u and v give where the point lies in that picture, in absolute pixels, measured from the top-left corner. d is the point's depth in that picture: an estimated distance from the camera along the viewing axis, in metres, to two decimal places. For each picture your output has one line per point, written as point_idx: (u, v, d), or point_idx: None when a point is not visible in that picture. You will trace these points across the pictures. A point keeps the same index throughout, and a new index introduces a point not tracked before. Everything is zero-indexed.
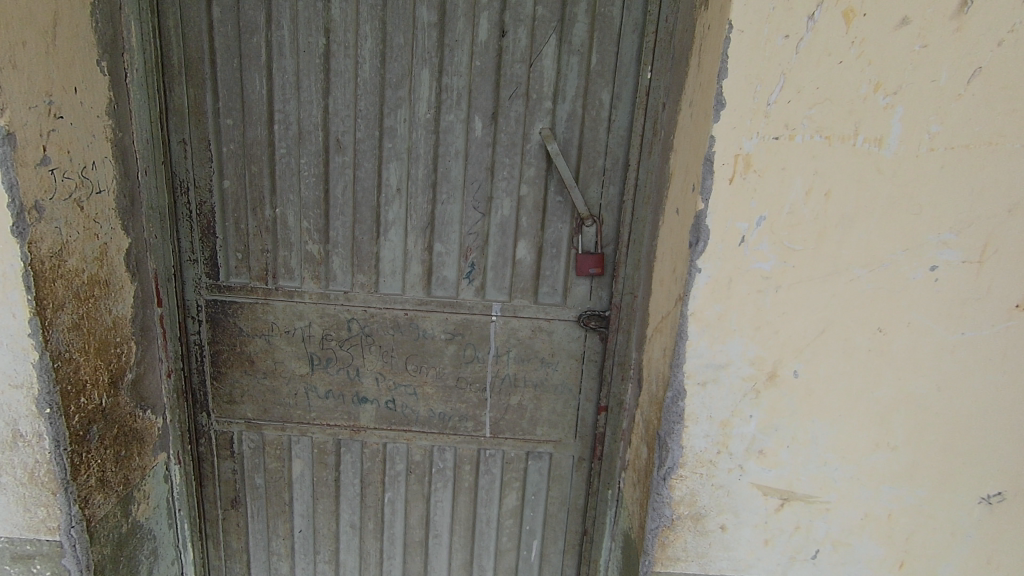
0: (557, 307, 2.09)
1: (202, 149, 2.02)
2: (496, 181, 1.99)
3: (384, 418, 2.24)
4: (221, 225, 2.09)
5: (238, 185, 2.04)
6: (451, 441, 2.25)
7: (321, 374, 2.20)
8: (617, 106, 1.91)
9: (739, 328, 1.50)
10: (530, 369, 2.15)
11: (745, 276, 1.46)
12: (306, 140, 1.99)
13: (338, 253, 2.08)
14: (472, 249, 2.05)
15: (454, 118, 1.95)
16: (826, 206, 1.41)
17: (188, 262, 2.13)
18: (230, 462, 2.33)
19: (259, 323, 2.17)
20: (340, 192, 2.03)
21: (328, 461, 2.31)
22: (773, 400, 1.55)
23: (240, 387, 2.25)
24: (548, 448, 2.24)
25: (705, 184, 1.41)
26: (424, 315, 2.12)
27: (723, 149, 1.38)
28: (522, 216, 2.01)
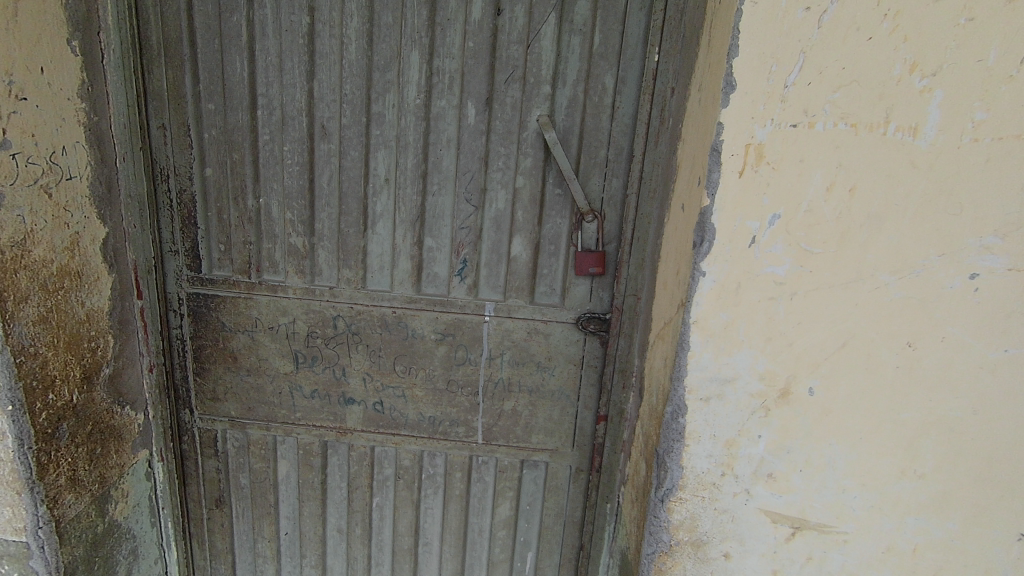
0: (555, 309, 1.94)
1: (181, 134, 1.91)
2: (490, 172, 1.85)
3: (371, 420, 2.13)
4: (203, 216, 1.98)
5: (220, 173, 1.93)
6: (442, 447, 2.14)
7: (306, 373, 2.09)
8: (622, 91, 1.75)
9: (748, 338, 1.34)
10: (525, 374, 2.01)
11: (756, 282, 1.30)
12: (289, 125, 1.87)
13: (323, 246, 1.97)
14: (464, 244, 1.91)
15: (446, 104, 1.81)
16: (850, 203, 1.24)
17: (170, 253, 2.03)
18: (214, 461, 2.25)
19: (242, 318, 2.06)
20: (325, 182, 1.91)
21: (314, 463, 2.21)
22: (784, 419, 1.39)
23: (223, 384, 2.15)
24: (545, 457, 2.11)
25: (711, 178, 1.26)
26: (413, 314, 1.99)
27: (732, 138, 1.23)
28: (518, 210, 1.87)
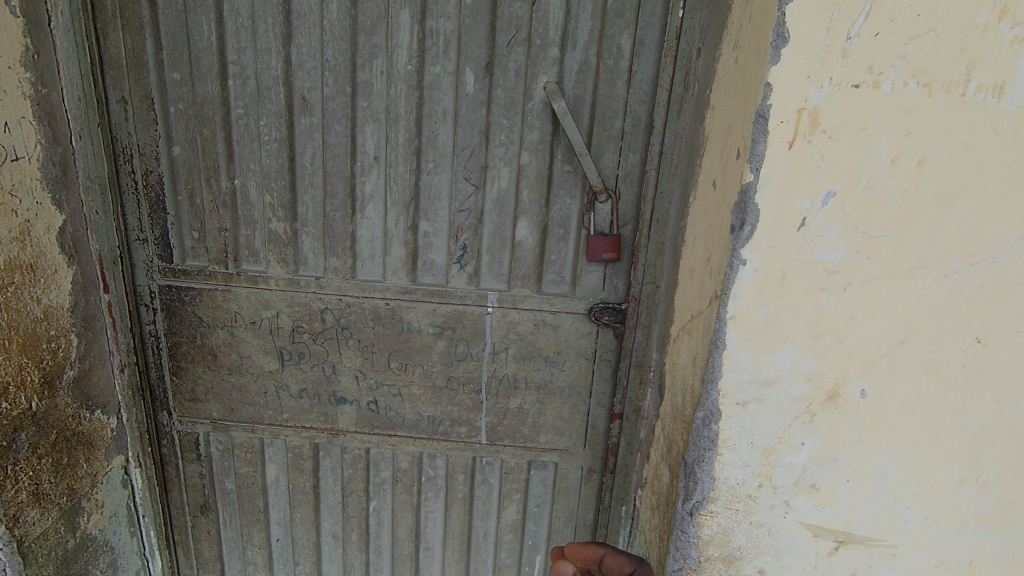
0: (564, 298, 1.77)
1: (144, 108, 1.70)
2: (491, 147, 1.66)
3: (365, 421, 1.96)
4: (172, 200, 1.77)
5: (189, 152, 1.73)
6: (443, 448, 1.98)
7: (293, 371, 1.92)
8: (640, 53, 1.55)
9: (794, 335, 1.17)
10: (532, 369, 1.85)
11: (804, 271, 1.12)
12: (265, 97, 1.67)
13: (308, 232, 1.77)
14: (464, 228, 1.73)
15: (441, 71, 1.61)
16: (918, 178, 1.06)
17: (137, 242, 1.82)
18: (196, 465, 2.08)
19: (221, 312, 1.87)
20: (307, 161, 1.71)
21: (305, 467, 2.05)
22: (831, 424, 1.23)
23: (203, 384, 1.97)
24: (554, 458, 1.96)
25: (756, 149, 1.07)
26: (408, 306, 1.81)
27: (782, 102, 1.04)
28: (523, 190, 1.68)
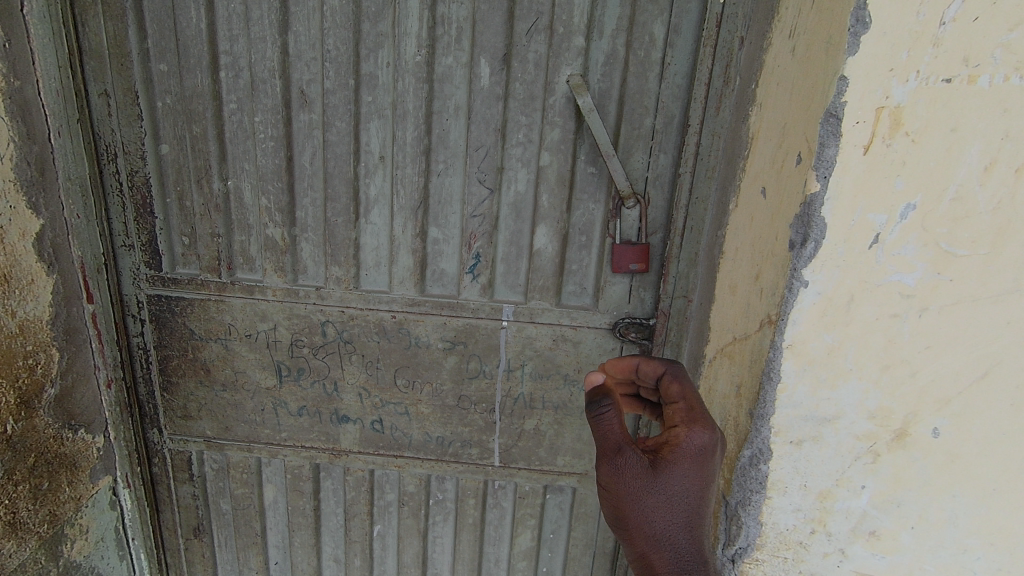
0: (586, 312, 1.62)
1: (128, 102, 1.55)
2: (508, 147, 1.51)
3: (370, 441, 1.83)
4: (160, 203, 1.63)
5: (178, 151, 1.58)
6: (452, 471, 1.85)
7: (292, 388, 1.78)
8: (674, 42, 1.38)
9: (859, 367, 1.02)
10: (550, 389, 1.71)
11: (875, 295, 0.97)
12: (260, 92, 1.52)
13: (307, 239, 1.63)
14: (477, 236, 1.58)
15: (453, 62, 1.46)
16: (1014, 188, 0.90)
17: (122, 249, 1.68)
18: (189, 485, 1.96)
19: (214, 324, 1.73)
20: (306, 161, 1.57)
21: (304, 489, 1.92)
22: (897, 466, 1.08)
23: (195, 401, 1.83)
24: (571, 482, 1.82)
25: (825, 155, 0.92)
26: (416, 319, 1.67)
27: (859, 99, 0.88)
28: (542, 194, 1.53)
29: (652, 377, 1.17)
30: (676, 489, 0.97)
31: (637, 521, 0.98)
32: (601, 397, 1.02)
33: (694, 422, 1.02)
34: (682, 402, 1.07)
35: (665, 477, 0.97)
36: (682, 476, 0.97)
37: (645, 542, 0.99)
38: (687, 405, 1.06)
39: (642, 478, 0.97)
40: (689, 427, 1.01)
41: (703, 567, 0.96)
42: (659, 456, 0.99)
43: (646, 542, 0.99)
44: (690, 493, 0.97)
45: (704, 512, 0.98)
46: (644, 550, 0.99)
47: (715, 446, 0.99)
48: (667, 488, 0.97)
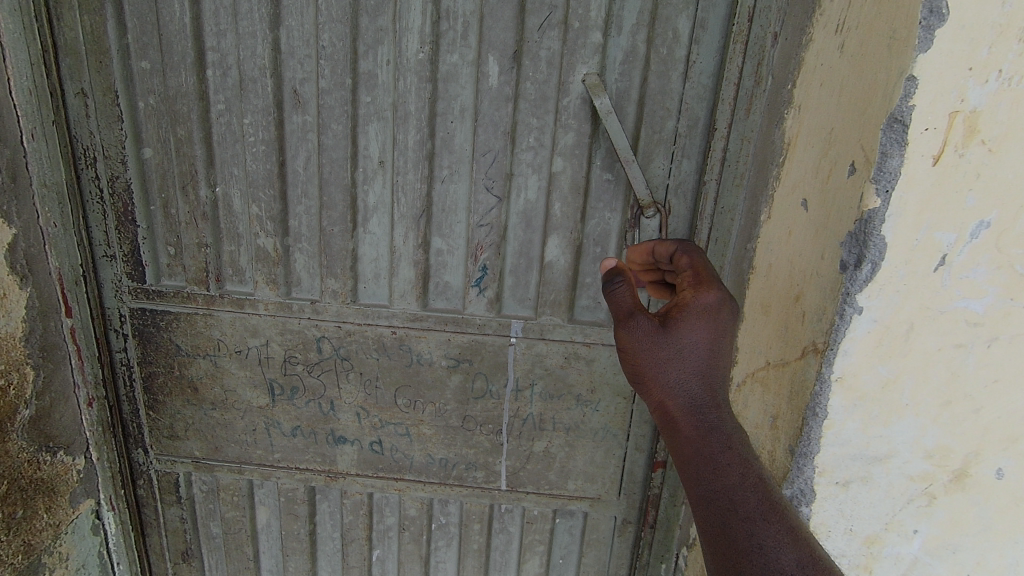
0: (600, 328, 1.51)
1: (107, 103, 1.43)
2: (517, 152, 1.40)
3: (368, 463, 1.72)
4: (144, 211, 1.52)
5: (162, 155, 1.47)
6: (456, 494, 1.74)
7: (285, 407, 1.67)
8: (701, 38, 1.27)
9: (916, 402, 0.91)
10: (561, 409, 1.60)
11: (938, 322, 0.86)
12: (250, 91, 1.40)
13: (301, 249, 1.52)
14: (483, 247, 1.47)
15: (459, 60, 1.35)
16: None
17: (104, 259, 1.56)
18: (177, 508, 1.84)
19: (201, 339, 1.62)
20: (300, 166, 1.45)
21: (299, 512, 1.81)
22: (954, 509, 0.98)
23: (182, 420, 1.72)
24: (583, 507, 1.71)
25: (888, 165, 0.80)
26: (418, 335, 1.56)
27: (930, 102, 0.77)
28: (555, 202, 1.42)
29: (667, 258, 1.17)
30: (688, 340, 0.95)
31: (650, 373, 0.97)
32: (612, 276, 1.07)
33: (701, 285, 1.02)
34: (691, 271, 1.08)
35: (676, 332, 0.96)
36: (692, 328, 0.96)
37: (661, 393, 0.96)
38: (695, 272, 1.06)
39: (653, 332, 0.97)
40: (697, 289, 1.01)
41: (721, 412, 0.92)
42: (669, 315, 0.99)
43: (660, 394, 0.97)
44: (704, 344, 0.95)
45: (720, 364, 0.95)
46: (660, 401, 0.96)
47: (724, 300, 0.98)
48: (677, 341, 0.95)
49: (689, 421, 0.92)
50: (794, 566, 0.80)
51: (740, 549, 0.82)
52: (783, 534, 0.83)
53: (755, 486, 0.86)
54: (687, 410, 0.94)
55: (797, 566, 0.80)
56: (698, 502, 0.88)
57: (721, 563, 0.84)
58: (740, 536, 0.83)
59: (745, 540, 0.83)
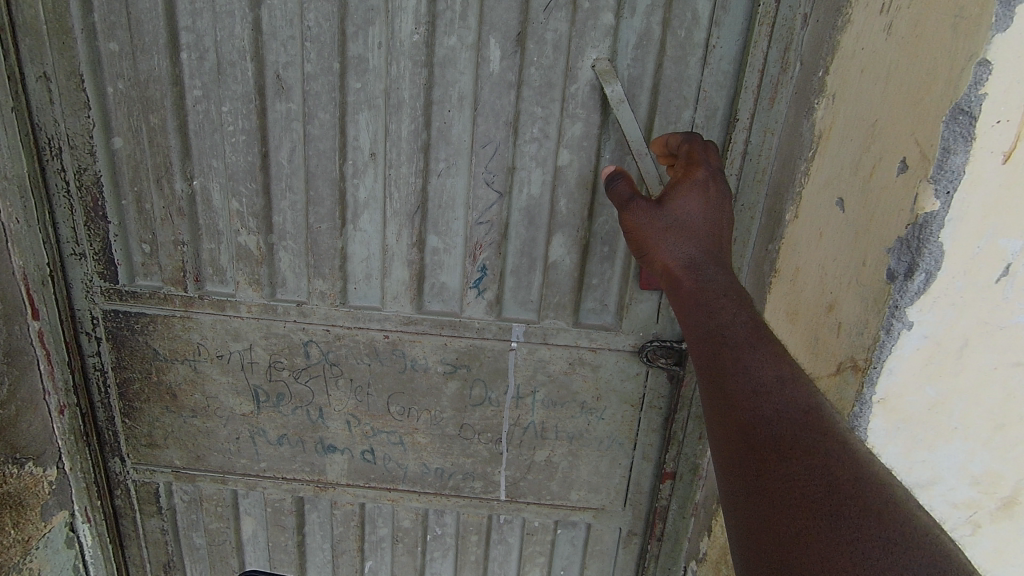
0: (607, 333, 1.42)
1: (72, 87, 1.30)
2: (520, 144, 1.29)
3: (359, 472, 1.63)
4: (115, 206, 1.40)
5: (133, 145, 1.35)
6: (453, 505, 1.65)
7: (271, 415, 1.57)
8: (721, 21, 1.17)
9: (964, 425, 0.85)
10: (564, 417, 1.51)
11: (993, 340, 0.80)
12: (228, 76, 1.29)
13: (286, 247, 1.41)
14: (483, 246, 1.37)
15: (457, 43, 1.23)
16: None
17: (72, 258, 1.44)
18: (157, 519, 1.74)
19: (180, 343, 1.51)
20: (284, 158, 1.34)
21: (286, 523, 1.71)
22: (992, 535, 0.93)
23: (161, 428, 1.62)
24: (586, 518, 1.63)
25: (952, 161, 0.72)
26: (412, 340, 1.46)
27: (1004, 91, 0.69)
28: (560, 198, 1.32)
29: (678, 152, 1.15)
30: (684, 210, 0.97)
31: (649, 244, 0.98)
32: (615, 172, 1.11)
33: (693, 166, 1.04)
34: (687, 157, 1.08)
35: (669, 204, 0.98)
36: (683, 199, 0.98)
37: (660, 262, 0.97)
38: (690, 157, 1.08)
39: (651, 208, 1.00)
40: (688, 168, 1.03)
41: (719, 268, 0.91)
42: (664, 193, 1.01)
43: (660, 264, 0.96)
44: (697, 210, 0.97)
45: (716, 230, 0.96)
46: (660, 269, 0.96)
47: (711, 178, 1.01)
48: (670, 212, 0.98)
49: (686, 275, 0.92)
50: (778, 384, 0.74)
51: (725, 376, 0.77)
52: (769, 354, 0.77)
53: (743, 318, 0.82)
54: (685, 272, 0.93)
55: (781, 383, 0.74)
56: (692, 343, 0.85)
57: (711, 402, 0.78)
58: (724, 361, 0.78)
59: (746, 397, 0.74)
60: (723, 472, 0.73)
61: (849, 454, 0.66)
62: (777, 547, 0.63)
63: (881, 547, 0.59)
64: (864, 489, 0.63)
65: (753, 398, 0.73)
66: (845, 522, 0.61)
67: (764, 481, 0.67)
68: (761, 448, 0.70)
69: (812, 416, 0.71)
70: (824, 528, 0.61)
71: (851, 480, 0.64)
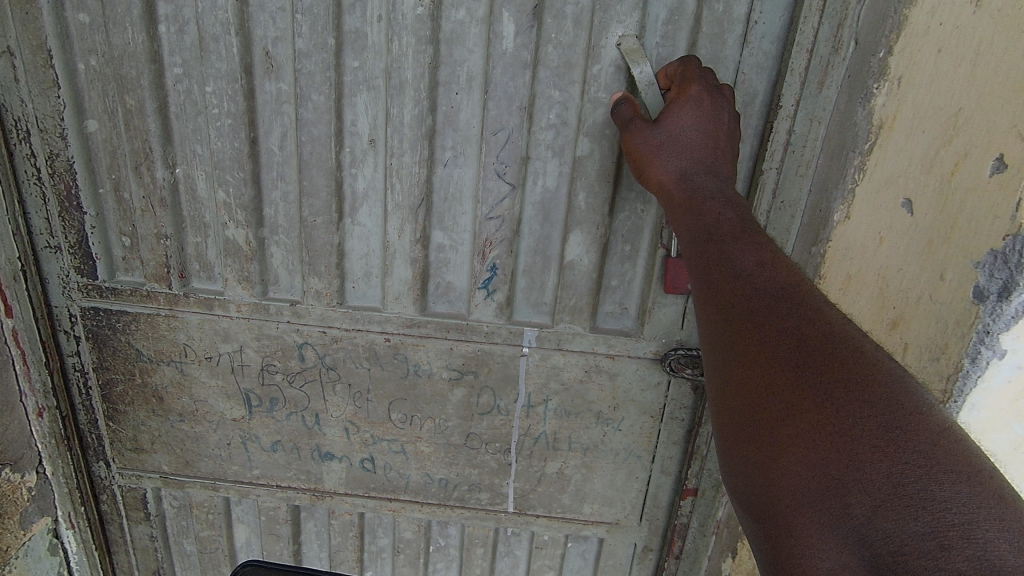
0: (627, 339, 1.30)
1: (40, 64, 1.18)
2: (535, 131, 1.16)
3: (358, 482, 1.53)
4: (92, 195, 1.28)
5: (110, 129, 1.23)
6: (457, 517, 1.55)
7: (264, 420, 1.47)
8: None
9: None
10: (578, 428, 1.40)
11: None
12: (212, 53, 1.16)
13: (278, 243, 1.29)
14: (493, 243, 1.25)
15: (467, 17, 1.10)
16: None
17: (47, 251, 1.33)
18: (145, 526, 1.65)
19: (165, 344, 1.40)
20: (275, 144, 1.22)
21: (281, 532, 1.62)
22: None
23: (148, 432, 1.52)
24: (599, 532, 1.53)
25: None
26: (415, 344, 1.34)
27: None
28: (578, 191, 1.20)
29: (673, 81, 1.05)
30: (677, 127, 0.96)
31: (643, 167, 1.00)
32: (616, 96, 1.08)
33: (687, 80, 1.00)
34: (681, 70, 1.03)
35: (663, 123, 0.97)
36: (677, 118, 0.96)
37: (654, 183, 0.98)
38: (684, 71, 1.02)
39: (645, 129, 1.00)
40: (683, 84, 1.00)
41: (708, 183, 0.92)
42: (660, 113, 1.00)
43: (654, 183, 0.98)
44: (691, 125, 0.96)
45: (709, 146, 0.96)
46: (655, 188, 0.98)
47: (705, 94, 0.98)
48: (665, 132, 0.97)
49: (681, 190, 0.94)
50: (760, 268, 0.78)
51: (711, 265, 0.81)
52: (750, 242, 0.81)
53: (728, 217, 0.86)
54: (678, 188, 0.94)
55: (762, 266, 0.77)
56: (685, 244, 0.89)
57: (700, 293, 0.82)
58: (710, 253, 0.82)
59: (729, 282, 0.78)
60: (711, 353, 0.77)
61: (824, 320, 0.69)
62: (755, 406, 0.68)
63: (846, 396, 0.62)
64: (834, 347, 0.66)
65: (736, 279, 0.77)
66: (813, 377, 0.64)
67: (742, 350, 0.72)
68: (743, 323, 0.74)
69: (790, 290, 0.74)
70: (794, 385, 0.65)
71: (822, 338, 0.67)
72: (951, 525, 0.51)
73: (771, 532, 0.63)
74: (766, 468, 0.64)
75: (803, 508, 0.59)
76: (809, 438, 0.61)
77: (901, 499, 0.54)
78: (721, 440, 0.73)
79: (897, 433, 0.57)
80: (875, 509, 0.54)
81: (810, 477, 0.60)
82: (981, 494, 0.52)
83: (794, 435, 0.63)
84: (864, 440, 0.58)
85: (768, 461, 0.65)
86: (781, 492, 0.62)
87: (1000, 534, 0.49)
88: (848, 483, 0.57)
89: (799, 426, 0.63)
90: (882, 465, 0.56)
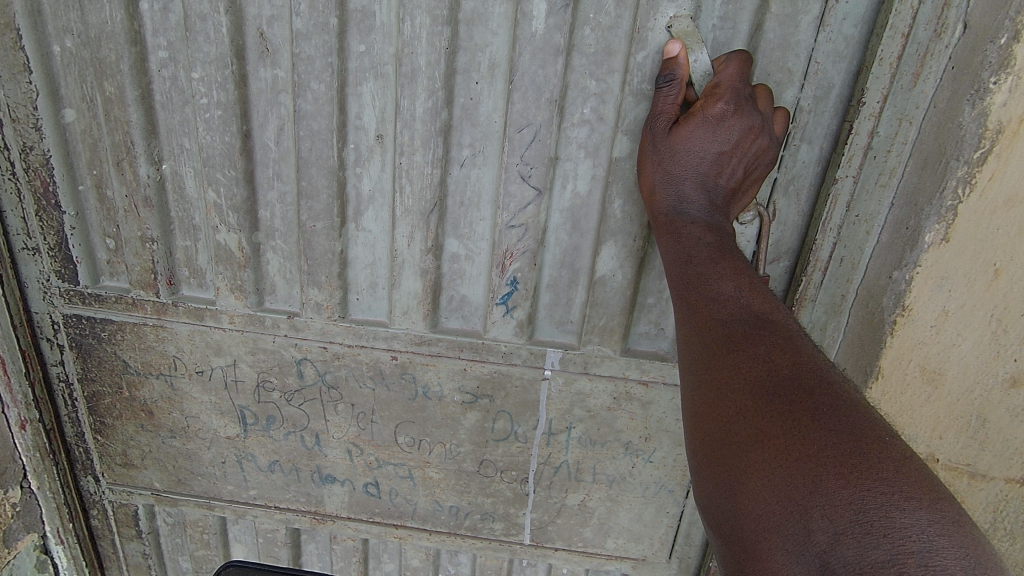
0: (665, 364, 1.15)
1: (10, 45, 1.05)
2: (566, 127, 1.01)
3: (362, 506, 1.40)
4: (71, 193, 1.16)
5: (89, 119, 1.10)
6: (468, 547, 1.42)
7: (260, 439, 1.35)
8: None
9: None
10: (605, 459, 1.26)
11: None
12: (199, 33, 1.01)
13: (276, 248, 1.16)
14: (514, 254, 1.10)
15: None
16: None
17: (24, 252, 1.21)
18: (137, 543, 1.54)
19: (154, 356, 1.28)
20: (271, 139, 1.08)
21: (279, 555, 1.51)
22: None
23: (138, 447, 1.41)
24: (624, 569, 1.39)
25: None
26: (425, 363, 1.21)
27: None
28: (613, 197, 1.05)
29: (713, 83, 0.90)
30: (684, 149, 0.85)
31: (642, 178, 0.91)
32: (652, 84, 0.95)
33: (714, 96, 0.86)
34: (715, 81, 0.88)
35: (672, 140, 0.86)
36: (688, 138, 0.85)
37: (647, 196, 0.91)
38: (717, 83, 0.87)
39: (654, 141, 0.89)
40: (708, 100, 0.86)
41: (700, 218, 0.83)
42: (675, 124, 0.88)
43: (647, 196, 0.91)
44: (699, 150, 0.84)
45: (713, 176, 0.85)
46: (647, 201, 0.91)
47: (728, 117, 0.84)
48: (671, 150, 0.86)
49: (665, 215, 0.86)
50: (733, 288, 0.74)
51: (688, 285, 0.76)
52: (727, 264, 0.76)
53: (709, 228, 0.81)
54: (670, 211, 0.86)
55: (735, 285, 0.74)
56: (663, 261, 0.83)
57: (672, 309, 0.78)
58: (688, 272, 0.77)
59: (701, 299, 0.74)
60: (680, 372, 0.73)
61: (793, 344, 0.66)
62: (722, 433, 0.64)
63: (812, 421, 0.58)
64: (803, 372, 0.63)
65: (708, 298, 0.73)
66: (779, 402, 0.61)
67: (710, 373, 0.68)
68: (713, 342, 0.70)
69: (762, 313, 0.71)
70: (761, 411, 0.61)
71: (790, 364, 0.64)
72: (910, 551, 0.48)
73: (736, 559, 0.59)
74: (732, 489, 0.61)
75: (766, 533, 0.55)
76: (773, 463, 0.58)
77: (862, 527, 0.51)
78: (689, 464, 0.69)
79: (859, 459, 0.55)
80: (837, 536, 0.51)
81: (774, 502, 0.56)
82: (938, 520, 0.50)
83: (759, 461, 0.59)
84: (829, 466, 0.55)
85: (732, 484, 0.61)
86: (746, 517, 0.58)
87: (957, 562, 0.47)
88: (810, 509, 0.53)
89: (766, 453, 0.59)
90: (844, 492, 0.53)
